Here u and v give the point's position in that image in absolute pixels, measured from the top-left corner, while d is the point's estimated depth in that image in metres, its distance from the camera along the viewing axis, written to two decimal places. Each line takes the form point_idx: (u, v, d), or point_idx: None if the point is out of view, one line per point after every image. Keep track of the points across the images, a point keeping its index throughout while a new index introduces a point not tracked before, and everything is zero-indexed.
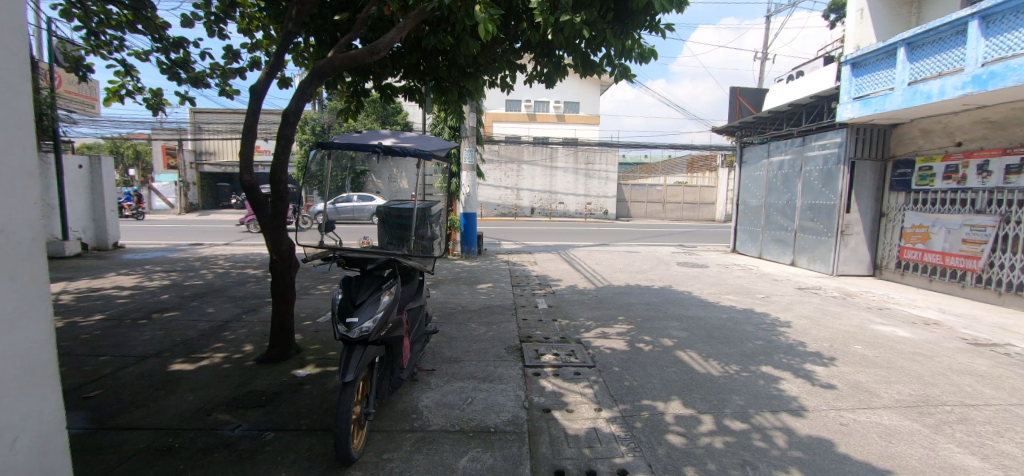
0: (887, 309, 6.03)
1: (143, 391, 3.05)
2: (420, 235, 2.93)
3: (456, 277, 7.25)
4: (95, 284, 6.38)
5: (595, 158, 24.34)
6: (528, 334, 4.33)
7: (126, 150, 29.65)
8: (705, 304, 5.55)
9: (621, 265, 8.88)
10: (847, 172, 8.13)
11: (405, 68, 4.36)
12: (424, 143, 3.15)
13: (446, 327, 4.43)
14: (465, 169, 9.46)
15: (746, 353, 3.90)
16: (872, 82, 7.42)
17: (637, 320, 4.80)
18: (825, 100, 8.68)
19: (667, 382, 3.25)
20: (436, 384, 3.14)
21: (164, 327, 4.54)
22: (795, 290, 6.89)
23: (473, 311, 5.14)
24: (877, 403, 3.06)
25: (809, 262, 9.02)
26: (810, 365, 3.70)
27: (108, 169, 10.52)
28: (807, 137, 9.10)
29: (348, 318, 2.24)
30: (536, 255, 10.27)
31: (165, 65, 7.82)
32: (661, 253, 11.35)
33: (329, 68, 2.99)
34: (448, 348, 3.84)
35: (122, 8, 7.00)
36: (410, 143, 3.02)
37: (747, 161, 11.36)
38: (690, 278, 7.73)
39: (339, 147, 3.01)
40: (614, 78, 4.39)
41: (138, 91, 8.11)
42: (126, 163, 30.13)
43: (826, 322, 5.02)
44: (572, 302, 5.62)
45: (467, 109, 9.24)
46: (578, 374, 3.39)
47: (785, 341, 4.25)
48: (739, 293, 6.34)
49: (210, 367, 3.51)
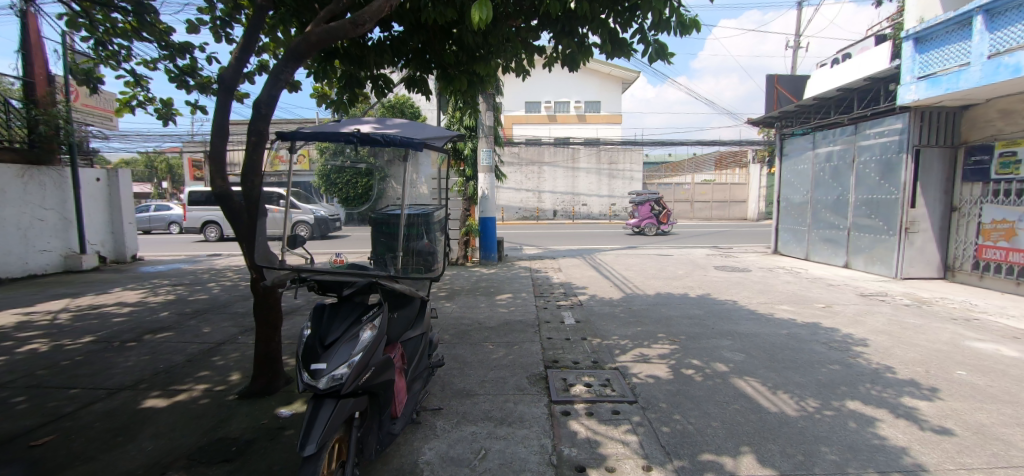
0: (976, 319, 5.13)
1: (99, 438, 2.58)
2: (416, 247, 2.39)
3: (473, 287, 6.71)
4: (98, 301, 6.12)
5: (619, 157, 23.53)
6: (554, 357, 3.72)
7: (160, 164, 30.49)
8: (757, 318, 4.83)
9: (653, 271, 8.15)
10: (910, 162, 7.22)
11: (406, 55, 3.83)
12: (415, 130, 2.47)
13: (458, 350, 3.87)
14: (482, 171, 8.87)
15: (822, 383, 3.17)
16: (941, 57, 6.52)
17: (681, 338, 4.12)
18: (881, 83, 7.75)
19: (731, 427, 2.58)
20: (442, 428, 2.56)
21: (152, 351, 4.13)
22: (858, 297, 6.04)
23: (491, 328, 4.57)
24: (1020, 459, 2.30)
25: (867, 264, 8.07)
26: (909, 400, 2.95)
27: (124, 182, 10.52)
28: (860, 124, 8.18)
29: (314, 364, 1.68)
30: (559, 261, 9.65)
31: (173, 73, 7.55)
32: (695, 256, 10.52)
33: (305, 48, 2.49)
34: (460, 378, 3.27)
35: (126, 14, 6.63)
36: (396, 131, 2.37)
37: (789, 153, 10.43)
38: (732, 284, 6.93)
39: (304, 141, 2.30)
40: (647, 58, 3.74)
41: (149, 102, 7.89)
42: (159, 177, 31.06)
43: (909, 339, 4.22)
44: (603, 316, 4.98)
45: (482, 108, 8.68)
46: (617, 413, 2.76)
47: (868, 366, 3.49)
48: (794, 303, 5.57)
49: (186, 402, 3.03)
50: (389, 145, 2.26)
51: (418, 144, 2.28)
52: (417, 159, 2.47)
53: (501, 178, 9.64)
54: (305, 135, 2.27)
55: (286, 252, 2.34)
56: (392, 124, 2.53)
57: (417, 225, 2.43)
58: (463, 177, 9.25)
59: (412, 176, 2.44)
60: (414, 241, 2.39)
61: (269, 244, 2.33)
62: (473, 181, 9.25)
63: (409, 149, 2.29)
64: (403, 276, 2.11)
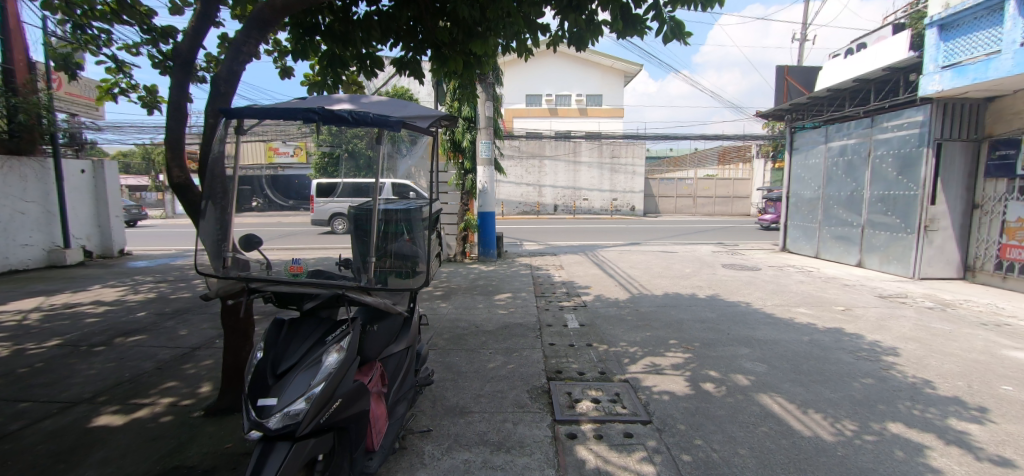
0: (1007, 324, 4.79)
1: (37, 465, 2.25)
2: (394, 246, 2.05)
3: (471, 286, 6.37)
4: (75, 299, 5.79)
5: (621, 151, 23.11)
6: (558, 367, 3.38)
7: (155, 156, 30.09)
8: (774, 323, 4.49)
9: (659, 268, 7.80)
10: (932, 157, 6.86)
11: (396, 34, 3.47)
12: (393, 109, 2.12)
13: (453, 358, 3.54)
14: (482, 163, 8.50)
15: (857, 402, 2.84)
16: (968, 45, 6.13)
17: (695, 345, 3.79)
18: (901, 73, 7.36)
19: (762, 455, 2.25)
20: (431, 456, 2.23)
21: (120, 357, 3.80)
22: (878, 299, 5.71)
23: (489, 332, 4.23)
24: None
25: (882, 263, 7.74)
26: (957, 422, 2.63)
27: (111, 174, 10.17)
28: (877, 117, 7.82)
29: (263, 398, 1.35)
30: (561, 257, 9.32)
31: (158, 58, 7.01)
32: (700, 253, 10.18)
33: (270, 15, 2.23)
34: (453, 392, 2.94)
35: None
36: (368, 110, 2.03)
37: (799, 147, 10.05)
38: (743, 283, 6.59)
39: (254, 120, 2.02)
40: (663, 37, 3.38)
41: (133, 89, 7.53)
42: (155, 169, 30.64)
43: (942, 347, 3.89)
44: (609, 318, 4.64)
45: (481, 97, 8.29)
46: (629, 437, 2.44)
47: (904, 381, 3.16)
48: (812, 305, 5.24)
49: (146, 419, 2.70)
50: (360, 126, 1.93)
51: (396, 125, 1.95)
52: (393, 142, 2.14)
53: (501, 171, 9.26)
54: (255, 112, 1.96)
55: (236, 254, 2.00)
56: (369, 100, 2.17)
57: (393, 220, 2.10)
58: (461, 170, 8.86)
59: (389, 161, 2.12)
60: (391, 238, 2.06)
61: (219, 247, 2.02)
62: (471, 175, 8.86)
63: (385, 130, 1.97)
64: (377, 288, 1.76)
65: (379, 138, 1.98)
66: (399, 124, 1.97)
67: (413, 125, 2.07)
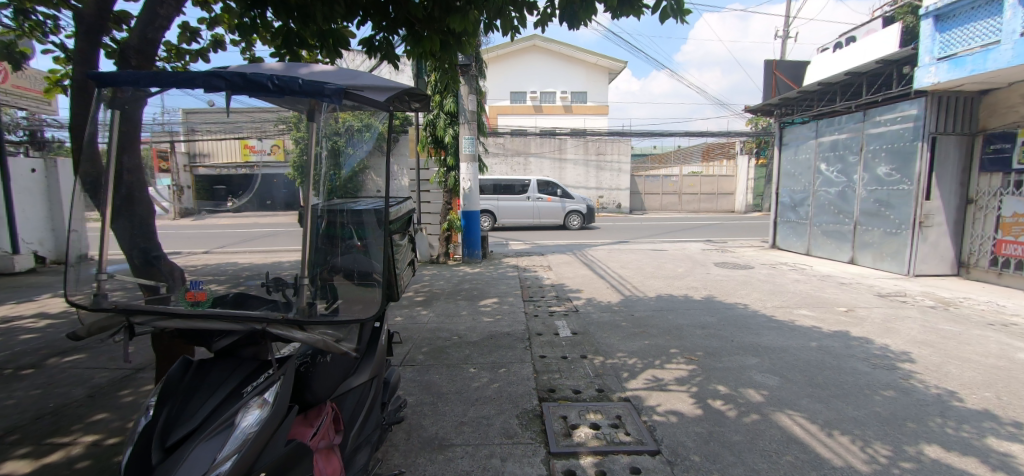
0: (1014, 324, 4.61)
1: None
2: (346, 255, 1.74)
3: (456, 290, 5.97)
4: (11, 312, 5.18)
5: (607, 149, 22.91)
6: (551, 384, 3.03)
7: None
8: (779, 327, 4.20)
9: (650, 268, 7.50)
10: (927, 151, 6.71)
11: (363, 9, 3.04)
12: (338, 77, 1.71)
13: (433, 377, 3.15)
14: (465, 160, 8.08)
15: (884, 420, 2.56)
16: (965, 36, 5.98)
17: (698, 355, 3.48)
18: (895, 66, 7.20)
19: None
20: None
21: (49, 382, 3.29)
22: (878, 299, 5.50)
23: (474, 344, 3.85)
24: None
25: (875, 260, 7.60)
26: (997, 442, 2.36)
27: (65, 173, 9.42)
28: (870, 111, 7.66)
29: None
30: (549, 257, 8.98)
31: None
32: (691, 251, 9.95)
33: None
34: (431, 420, 2.57)
35: None
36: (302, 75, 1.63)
37: (789, 142, 9.89)
38: (738, 283, 6.34)
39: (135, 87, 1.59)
40: (665, 15, 3.04)
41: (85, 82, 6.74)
42: None
43: (957, 352, 3.66)
44: (603, 325, 4.30)
45: (464, 91, 7.89)
46: (637, 472, 2.10)
47: (929, 393, 2.89)
48: (814, 307, 4.99)
49: (60, 465, 2.24)
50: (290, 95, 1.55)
51: (336, 94, 1.53)
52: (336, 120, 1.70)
53: (485, 168, 8.85)
54: (146, 81, 1.55)
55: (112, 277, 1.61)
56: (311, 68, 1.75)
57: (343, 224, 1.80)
58: (443, 167, 8.40)
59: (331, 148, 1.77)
60: (342, 248, 1.74)
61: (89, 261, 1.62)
62: (454, 172, 8.40)
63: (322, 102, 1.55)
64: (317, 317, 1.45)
65: (315, 109, 1.56)
66: (340, 95, 1.56)
67: (359, 96, 1.68)
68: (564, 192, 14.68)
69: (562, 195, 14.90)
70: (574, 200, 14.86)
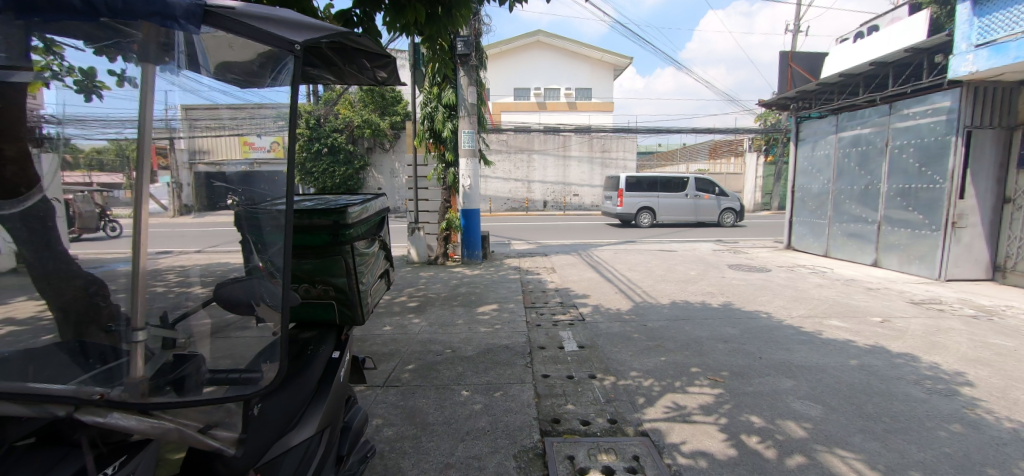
0: None
1: None
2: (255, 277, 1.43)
3: (452, 295, 5.54)
4: None
5: (612, 146, 22.45)
6: (556, 413, 2.60)
7: None
8: (810, 342, 3.75)
9: (660, 271, 7.05)
10: (961, 146, 6.22)
11: None
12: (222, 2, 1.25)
13: (419, 402, 2.73)
14: (464, 155, 7.64)
15: (958, 466, 2.12)
16: (1008, 20, 5.47)
17: (724, 376, 3.05)
18: (925, 55, 6.70)
19: None
20: None
21: None
22: (913, 308, 5.03)
23: (469, 359, 3.42)
24: None
25: (901, 263, 7.13)
26: None
27: None
28: (896, 103, 7.18)
29: None
30: (552, 258, 8.56)
31: None
32: (701, 252, 9.49)
33: None
34: (412, 460, 2.15)
35: None
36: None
37: (806, 137, 9.40)
38: (756, 288, 5.87)
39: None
40: None
41: None
42: None
43: (1019, 373, 3.21)
44: (613, 337, 3.87)
45: (463, 82, 7.47)
46: None
47: (1002, 428, 2.44)
48: (845, 317, 4.53)
49: None
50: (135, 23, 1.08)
51: (190, 21, 1.09)
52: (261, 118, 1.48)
53: (485, 165, 8.41)
54: None
55: None
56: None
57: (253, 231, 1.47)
58: (442, 163, 7.97)
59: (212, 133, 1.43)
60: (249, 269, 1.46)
61: None
62: (453, 168, 7.96)
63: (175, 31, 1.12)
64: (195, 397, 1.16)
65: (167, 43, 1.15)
66: (196, 19, 1.10)
67: (228, 18, 1.16)
68: (719, 190, 14.44)
69: (719, 193, 14.71)
70: (730, 198, 14.66)
